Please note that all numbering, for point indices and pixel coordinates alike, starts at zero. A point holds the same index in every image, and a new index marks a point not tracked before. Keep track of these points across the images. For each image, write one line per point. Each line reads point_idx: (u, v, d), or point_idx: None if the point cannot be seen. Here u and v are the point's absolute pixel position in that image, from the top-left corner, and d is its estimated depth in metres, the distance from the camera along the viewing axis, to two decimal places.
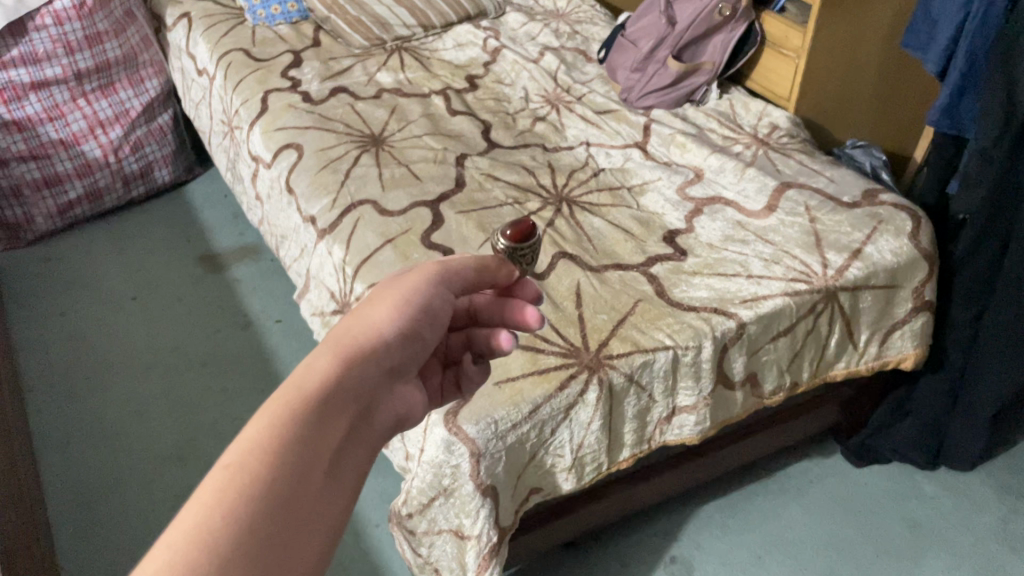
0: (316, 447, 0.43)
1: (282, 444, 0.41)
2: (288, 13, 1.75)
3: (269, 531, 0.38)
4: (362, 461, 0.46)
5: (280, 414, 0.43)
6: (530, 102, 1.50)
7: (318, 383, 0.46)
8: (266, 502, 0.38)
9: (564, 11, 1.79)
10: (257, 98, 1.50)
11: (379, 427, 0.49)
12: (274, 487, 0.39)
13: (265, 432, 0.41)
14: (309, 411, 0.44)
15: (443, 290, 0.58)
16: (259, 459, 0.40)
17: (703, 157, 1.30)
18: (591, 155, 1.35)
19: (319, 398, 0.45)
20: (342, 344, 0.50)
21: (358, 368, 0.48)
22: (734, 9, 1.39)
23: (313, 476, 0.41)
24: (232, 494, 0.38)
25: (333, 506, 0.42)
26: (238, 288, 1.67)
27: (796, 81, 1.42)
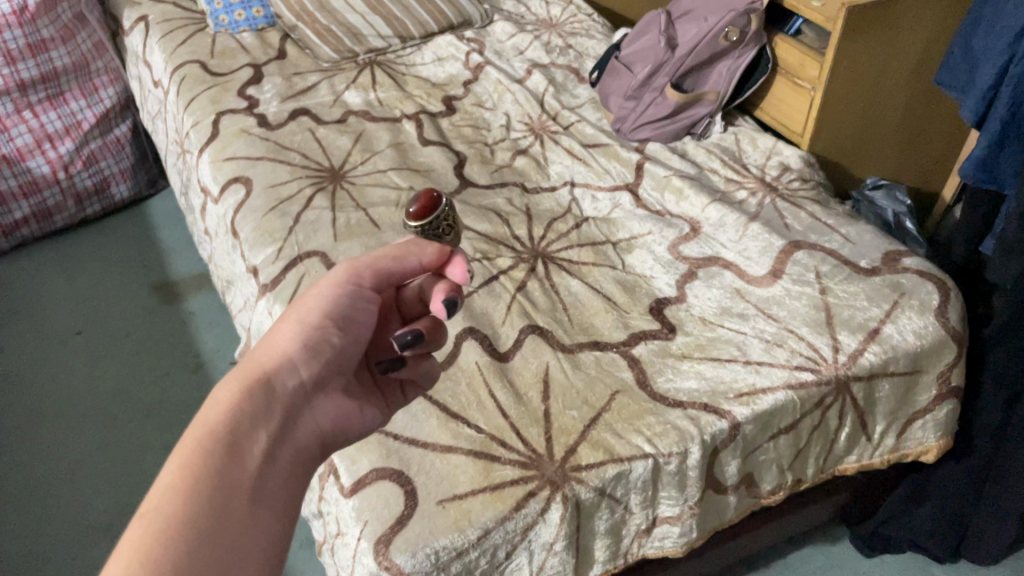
0: (232, 472, 0.52)
1: (196, 477, 0.50)
2: (253, 19, 1.59)
3: (197, 539, 0.46)
4: (284, 471, 0.55)
5: (193, 450, 0.52)
6: (512, 130, 1.35)
7: (225, 414, 0.55)
8: (189, 521, 0.47)
9: (558, 20, 1.62)
10: (208, 121, 1.35)
11: (300, 435, 0.59)
12: (201, 496, 0.49)
13: (188, 455, 0.51)
14: (218, 442, 0.53)
15: (354, 291, 0.66)
16: (179, 497, 0.48)
17: (700, 207, 1.14)
18: (575, 198, 1.20)
19: (226, 426, 0.54)
20: (250, 369, 0.59)
21: (263, 388, 0.58)
22: (743, 34, 1.23)
23: (232, 497, 0.50)
24: (155, 530, 0.46)
25: (259, 518, 0.51)
26: (193, 322, 1.53)
27: (810, 116, 1.25)
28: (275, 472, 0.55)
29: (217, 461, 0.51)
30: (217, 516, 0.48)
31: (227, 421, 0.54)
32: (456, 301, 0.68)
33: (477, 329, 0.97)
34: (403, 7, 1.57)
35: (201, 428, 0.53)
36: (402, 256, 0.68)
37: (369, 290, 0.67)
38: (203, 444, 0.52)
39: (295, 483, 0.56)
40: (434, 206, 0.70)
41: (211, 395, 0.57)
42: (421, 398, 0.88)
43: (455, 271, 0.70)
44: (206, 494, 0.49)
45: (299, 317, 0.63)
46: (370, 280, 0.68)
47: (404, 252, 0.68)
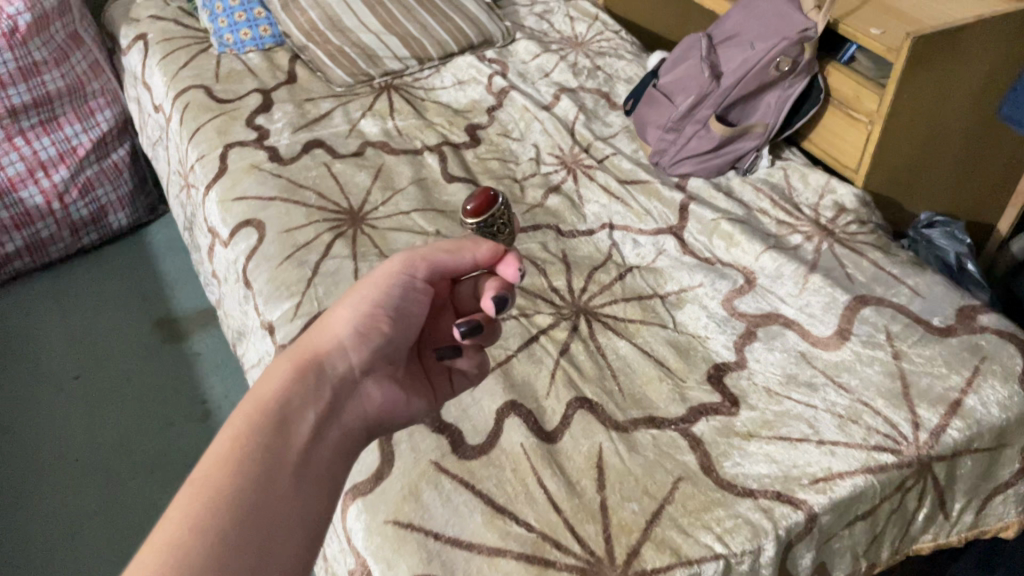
0: (277, 447, 0.60)
1: (245, 450, 0.58)
2: (260, 38, 1.49)
3: (242, 503, 0.55)
4: (327, 448, 0.64)
5: (247, 423, 0.61)
6: (542, 164, 1.25)
7: (278, 392, 0.64)
8: (238, 489, 0.56)
9: (584, 38, 1.53)
10: (216, 154, 1.26)
11: (345, 417, 0.67)
12: (251, 466, 0.58)
13: (241, 429, 0.60)
14: (269, 419, 0.61)
15: (406, 285, 0.72)
16: (229, 464, 0.57)
17: (754, 255, 1.05)
18: (616, 243, 1.11)
19: (276, 406, 0.62)
20: (303, 354, 0.67)
21: (311, 373, 0.66)
22: (795, 63, 1.13)
23: (276, 471, 0.59)
24: (205, 493, 0.55)
25: (299, 491, 0.59)
26: (198, 365, 1.43)
27: (866, 152, 1.16)
28: (320, 451, 0.63)
29: (265, 435, 0.60)
30: (262, 486, 0.57)
31: (280, 398, 0.63)
32: (505, 298, 0.72)
33: (519, 403, 0.88)
34: (420, 26, 1.47)
35: (255, 404, 0.62)
36: (456, 254, 0.73)
37: (420, 286, 0.73)
38: (255, 419, 0.61)
39: (338, 460, 0.65)
40: (490, 205, 0.76)
41: (266, 375, 0.65)
42: (462, 489, 0.79)
43: (507, 269, 0.73)
44: (252, 467, 0.58)
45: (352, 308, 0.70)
46: (424, 273, 0.73)
47: (457, 251, 0.73)
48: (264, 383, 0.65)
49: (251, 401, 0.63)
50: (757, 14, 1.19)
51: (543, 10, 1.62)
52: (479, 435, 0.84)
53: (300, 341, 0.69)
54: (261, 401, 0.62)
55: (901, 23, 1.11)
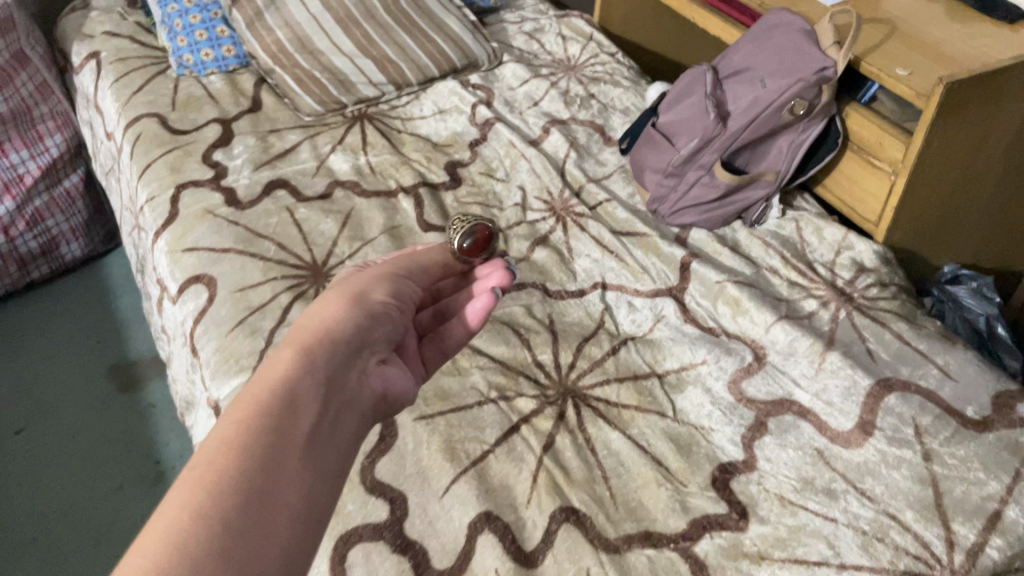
0: (286, 423, 0.49)
1: (250, 427, 0.47)
2: (223, 59, 1.36)
3: (250, 483, 0.44)
4: (342, 425, 0.52)
5: (250, 406, 0.49)
6: (529, 210, 1.14)
7: (283, 372, 0.52)
8: (243, 468, 0.44)
9: (578, 61, 1.41)
10: (167, 196, 1.13)
11: (358, 397, 0.55)
12: (258, 442, 0.46)
13: (244, 408, 0.49)
14: (276, 399, 0.50)
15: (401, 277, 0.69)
16: (232, 445, 0.46)
17: (763, 327, 0.94)
18: (609, 306, 1.00)
19: (283, 381, 0.51)
20: (304, 335, 0.57)
21: (317, 350, 0.55)
22: (811, 107, 1.02)
23: (286, 452, 0.47)
24: (205, 478, 0.43)
25: (312, 478, 0.47)
26: (154, 418, 1.32)
27: (889, 204, 1.04)
28: (334, 433, 0.51)
29: (273, 416, 0.48)
30: (269, 470, 0.45)
31: (286, 379, 0.52)
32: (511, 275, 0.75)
33: (495, 513, 0.76)
34: (398, 48, 1.35)
35: (259, 385, 0.51)
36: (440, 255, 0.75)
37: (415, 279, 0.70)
38: (261, 402, 0.49)
39: (353, 445, 0.53)
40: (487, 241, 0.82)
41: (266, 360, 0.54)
42: None
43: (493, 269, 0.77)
44: (259, 453, 0.46)
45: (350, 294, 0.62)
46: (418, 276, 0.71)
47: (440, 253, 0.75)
48: (266, 366, 0.54)
49: (252, 386, 0.51)
50: (768, 47, 1.07)
51: (533, 28, 1.50)
52: (447, 556, 0.73)
53: (299, 324, 0.58)
54: (265, 381, 0.51)
55: (931, 66, 1.00)
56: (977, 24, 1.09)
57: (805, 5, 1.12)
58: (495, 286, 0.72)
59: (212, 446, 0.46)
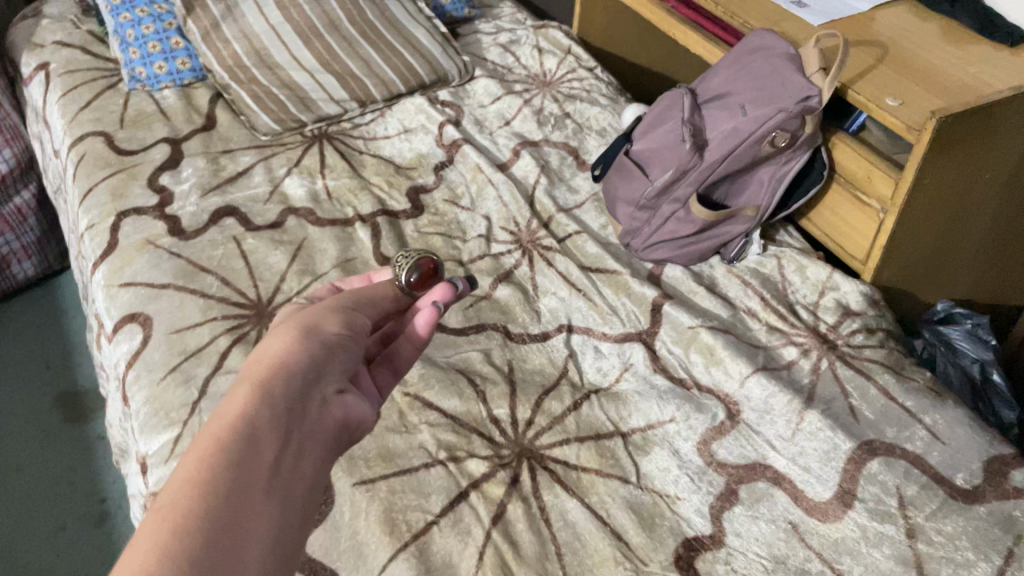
0: (249, 464, 0.43)
1: (210, 473, 0.42)
2: (178, 72, 1.29)
3: (212, 536, 0.39)
4: (311, 461, 0.47)
5: (205, 452, 0.43)
6: (494, 242, 1.06)
7: (240, 409, 0.46)
8: (205, 520, 0.39)
9: (553, 76, 1.34)
10: (107, 224, 1.06)
11: (325, 430, 0.49)
12: (218, 489, 0.41)
13: (203, 450, 0.43)
14: (233, 441, 0.44)
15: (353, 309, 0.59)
16: (191, 492, 0.40)
17: (738, 380, 0.87)
18: (573, 352, 0.92)
19: (245, 417, 0.46)
20: (262, 367, 0.50)
21: (278, 381, 0.48)
22: (793, 138, 0.94)
23: (250, 498, 0.41)
24: (163, 532, 0.38)
25: (276, 527, 0.42)
26: (100, 453, 1.24)
27: (877, 243, 0.97)
28: (299, 475, 0.45)
29: (230, 460, 0.43)
30: (228, 523, 0.40)
31: (244, 417, 0.46)
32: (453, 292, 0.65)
33: None
34: (363, 62, 1.28)
35: (217, 424, 0.45)
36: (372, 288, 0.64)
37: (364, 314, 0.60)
38: (216, 447, 0.43)
39: (320, 485, 0.47)
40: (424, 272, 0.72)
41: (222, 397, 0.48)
42: None
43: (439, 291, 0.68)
44: (216, 501, 0.40)
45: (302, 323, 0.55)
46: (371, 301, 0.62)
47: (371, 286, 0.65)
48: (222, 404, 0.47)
49: (208, 426, 0.45)
50: (749, 72, 1.00)
51: (509, 39, 1.43)
52: None
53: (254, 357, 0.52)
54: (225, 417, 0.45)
55: (924, 96, 0.92)
56: (975, 47, 1.02)
57: (791, 25, 1.05)
58: (436, 300, 0.63)
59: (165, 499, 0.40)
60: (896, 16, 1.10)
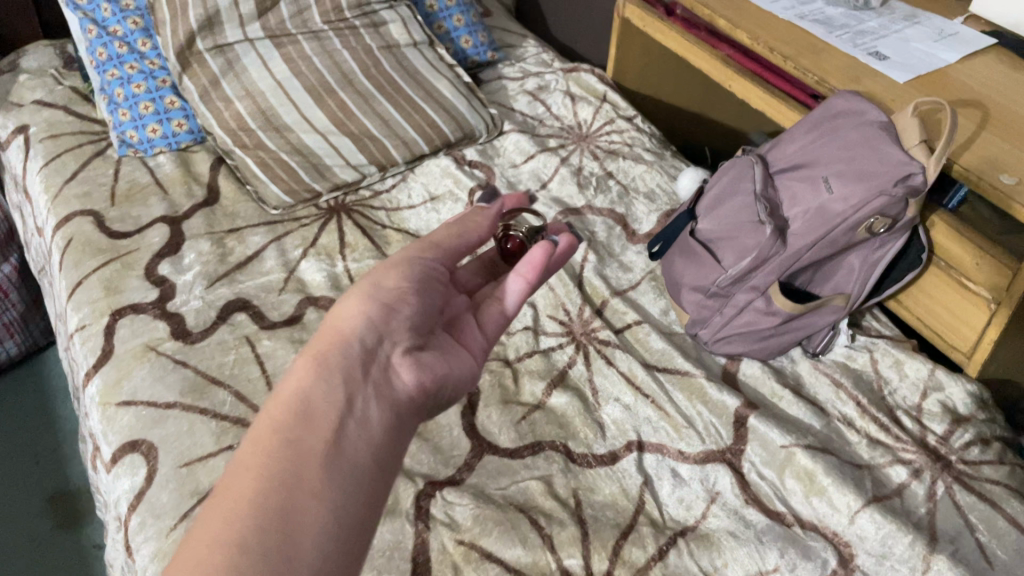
0: (308, 436, 0.48)
1: (266, 450, 0.47)
2: (173, 135, 1.16)
3: (266, 508, 0.44)
4: (368, 430, 0.51)
5: (267, 426, 0.48)
6: (542, 335, 0.94)
7: (298, 383, 0.51)
8: (263, 500, 0.44)
9: (590, 129, 1.22)
10: (100, 325, 0.92)
11: (395, 393, 0.54)
12: (273, 469, 0.46)
13: (263, 430, 0.48)
14: (290, 418, 0.49)
15: (431, 253, 0.66)
16: (249, 467, 0.46)
17: (846, 515, 0.75)
18: (648, 479, 0.80)
19: (300, 394, 0.51)
20: (325, 338, 0.55)
21: (336, 354, 0.54)
22: (893, 223, 0.82)
23: (307, 470, 0.46)
24: (224, 507, 0.43)
25: (332, 504, 0.46)
26: (99, 566, 1.11)
27: (984, 338, 0.84)
28: (361, 438, 0.50)
29: (288, 437, 0.48)
30: (287, 493, 0.45)
31: (302, 392, 0.51)
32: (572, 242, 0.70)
33: None
34: (382, 121, 1.15)
35: (278, 400, 0.50)
36: (463, 235, 0.69)
37: (434, 263, 0.66)
38: (275, 425, 0.48)
39: (387, 451, 0.52)
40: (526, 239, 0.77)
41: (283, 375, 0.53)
42: None
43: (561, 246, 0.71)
44: (274, 478, 0.45)
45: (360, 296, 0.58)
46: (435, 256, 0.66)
47: (465, 232, 0.70)
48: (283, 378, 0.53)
49: (270, 402, 0.51)
50: (832, 138, 0.87)
51: (536, 86, 1.30)
52: None
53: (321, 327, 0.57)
54: (284, 393, 0.50)
55: None
56: None
57: (874, 83, 0.93)
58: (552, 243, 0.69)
59: (229, 474, 0.46)
60: (992, 63, 0.96)
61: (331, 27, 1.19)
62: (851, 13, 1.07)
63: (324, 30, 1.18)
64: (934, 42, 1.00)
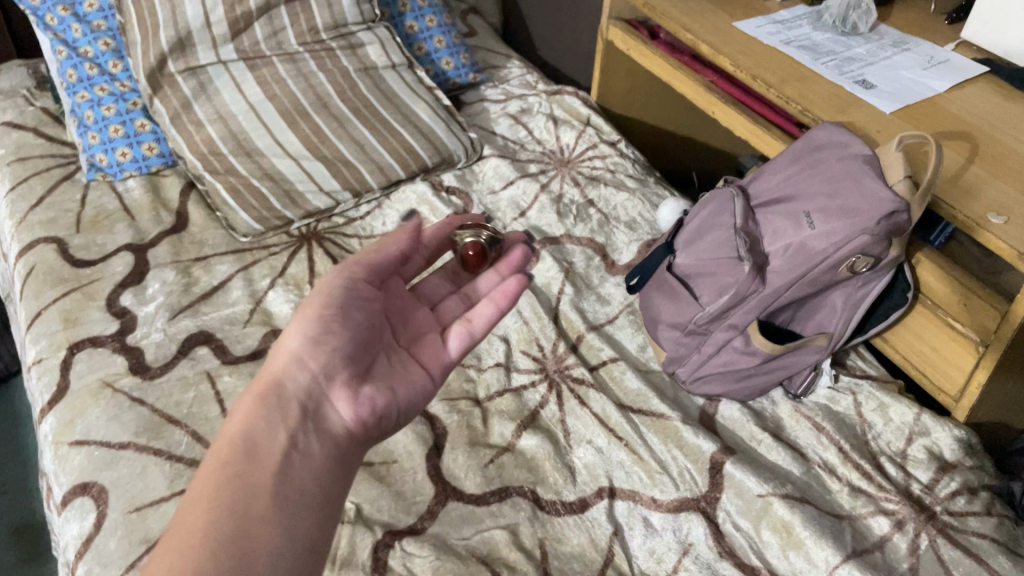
0: (254, 470, 0.54)
1: (215, 485, 0.52)
2: (143, 159, 1.13)
3: (220, 534, 0.48)
4: (309, 461, 0.57)
5: (214, 465, 0.54)
6: (515, 372, 0.91)
7: (241, 423, 0.57)
8: (214, 530, 0.49)
9: (572, 154, 1.19)
10: (57, 359, 0.89)
11: (331, 429, 0.60)
12: (223, 500, 0.51)
13: (210, 470, 0.53)
14: (236, 455, 0.54)
15: (352, 274, 0.68)
16: (201, 502, 0.51)
17: (825, 571, 0.71)
18: (619, 528, 0.76)
19: (244, 432, 0.56)
20: (264, 381, 0.60)
21: (274, 395, 0.59)
22: (876, 262, 0.79)
23: (254, 502, 0.52)
24: (180, 535, 0.48)
25: (281, 530, 0.51)
26: None
27: (971, 383, 0.81)
28: (304, 469, 0.56)
29: (235, 471, 0.53)
30: (238, 519, 0.50)
31: (247, 429, 0.56)
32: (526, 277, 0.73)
33: None
34: (357, 145, 1.12)
35: (222, 441, 0.56)
36: (382, 249, 0.70)
37: (366, 290, 0.68)
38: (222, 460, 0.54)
39: (329, 480, 0.57)
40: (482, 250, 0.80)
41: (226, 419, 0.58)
42: None
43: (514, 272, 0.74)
44: (225, 507, 0.50)
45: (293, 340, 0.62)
46: (363, 275, 0.68)
47: (383, 245, 0.70)
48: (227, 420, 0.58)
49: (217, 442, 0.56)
50: (814, 172, 0.84)
51: (519, 109, 1.28)
52: None
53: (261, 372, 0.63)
54: (228, 434, 0.56)
55: None
56: None
57: (859, 113, 0.89)
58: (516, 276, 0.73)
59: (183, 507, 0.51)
60: (982, 92, 0.93)
61: (307, 48, 1.16)
62: (837, 38, 1.04)
63: (299, 52, 1.16)
64: (923, 69, 0.97)
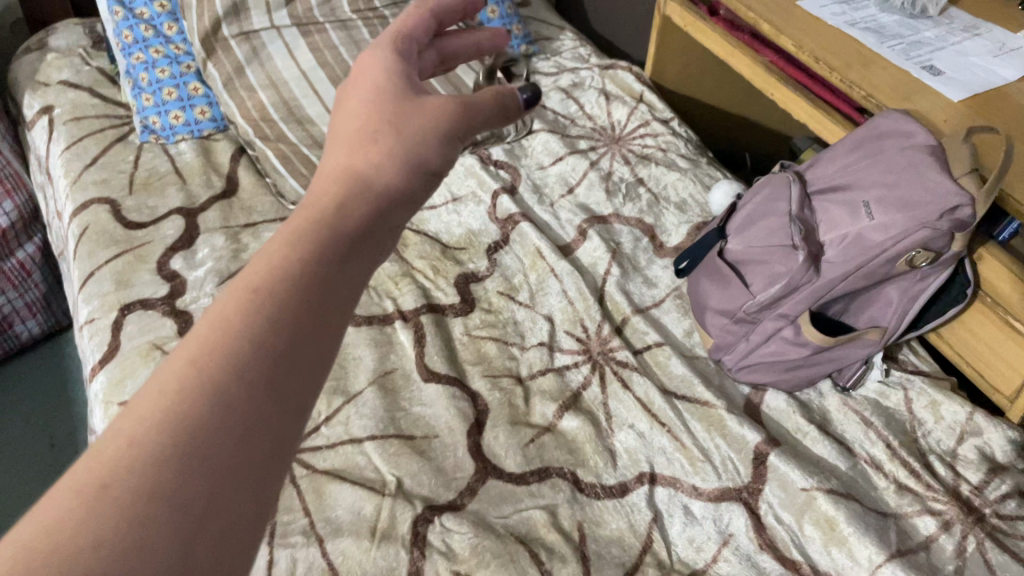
0: (337, 285, 0.40)
1: (290, 284, 0.38)
2: (195, 123, 1.14)
3: (275, 365, 0.35)
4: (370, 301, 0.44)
5: (299, 247, 0.40)
6: (558, 351, 0.90)
7: (342, 208, 0.43)
8: (269, 354, 0.35)
9: (623, 130, 1.17)
10: (109, 319, 0.90)
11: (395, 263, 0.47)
12: (295, 312, 0.37)
13: (293, 250, 0.40)
14: (328, 254, 0.40)
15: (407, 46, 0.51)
16: (265, 296, 0.37)
17: (868, 569, 0.70)
18: (658, 514, 0.76)
19: (346, 224, 0.42)
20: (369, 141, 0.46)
21: (388, 193, 0.45)
22: (936, 256, 0.77)
23: (320, 335, 0.38)
24: (229, 340, 0.35)
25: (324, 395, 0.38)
26: None
27: None
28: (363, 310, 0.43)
29: (318, 283, 0.39)
30: (297, 350, 0.36)
31: (339, 203, 0.43)
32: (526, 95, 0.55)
33: None
34: None
35: (318, 212, 0.42)
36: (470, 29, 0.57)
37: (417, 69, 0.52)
38: (300, 244, 0.40)
39: None
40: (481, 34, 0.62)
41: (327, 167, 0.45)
42: None
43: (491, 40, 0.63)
44: (292, 323, 0.37)
45: (395, 113, 0.47)
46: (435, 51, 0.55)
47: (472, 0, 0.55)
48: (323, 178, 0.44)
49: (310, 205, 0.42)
50: (875, 160, 0.81)
51: (570, 82, 1.26)
52: None
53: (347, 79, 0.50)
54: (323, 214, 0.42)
55: None
56: None
57: (925, 100, 0.87)
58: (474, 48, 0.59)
59: (234, 299, 0.37)
60: None
61: (359, 16, 1.16)
62: (904, 21, 1.01)
63: (352, 19, 1.16)
64: (994, 57, 0.93)
